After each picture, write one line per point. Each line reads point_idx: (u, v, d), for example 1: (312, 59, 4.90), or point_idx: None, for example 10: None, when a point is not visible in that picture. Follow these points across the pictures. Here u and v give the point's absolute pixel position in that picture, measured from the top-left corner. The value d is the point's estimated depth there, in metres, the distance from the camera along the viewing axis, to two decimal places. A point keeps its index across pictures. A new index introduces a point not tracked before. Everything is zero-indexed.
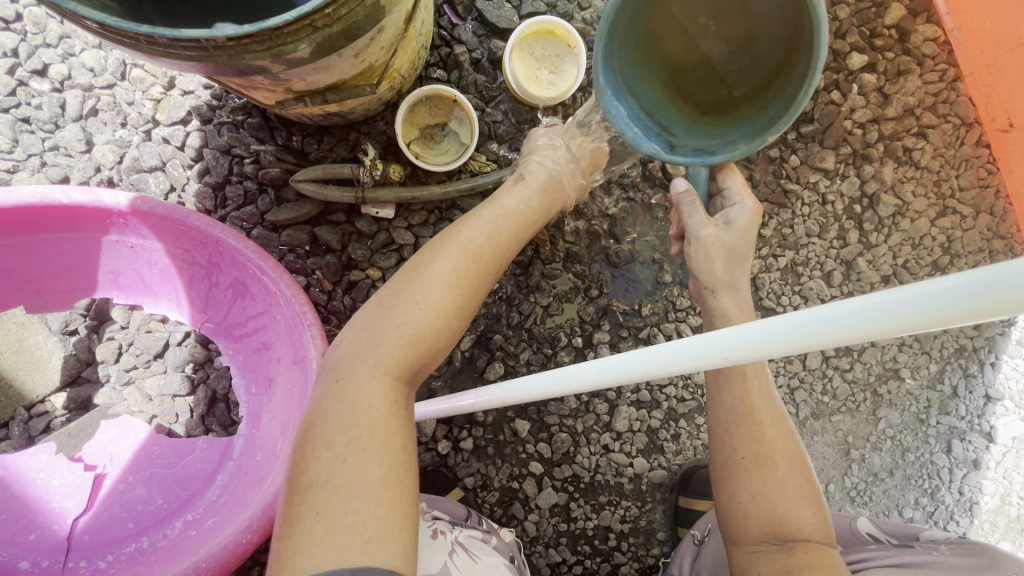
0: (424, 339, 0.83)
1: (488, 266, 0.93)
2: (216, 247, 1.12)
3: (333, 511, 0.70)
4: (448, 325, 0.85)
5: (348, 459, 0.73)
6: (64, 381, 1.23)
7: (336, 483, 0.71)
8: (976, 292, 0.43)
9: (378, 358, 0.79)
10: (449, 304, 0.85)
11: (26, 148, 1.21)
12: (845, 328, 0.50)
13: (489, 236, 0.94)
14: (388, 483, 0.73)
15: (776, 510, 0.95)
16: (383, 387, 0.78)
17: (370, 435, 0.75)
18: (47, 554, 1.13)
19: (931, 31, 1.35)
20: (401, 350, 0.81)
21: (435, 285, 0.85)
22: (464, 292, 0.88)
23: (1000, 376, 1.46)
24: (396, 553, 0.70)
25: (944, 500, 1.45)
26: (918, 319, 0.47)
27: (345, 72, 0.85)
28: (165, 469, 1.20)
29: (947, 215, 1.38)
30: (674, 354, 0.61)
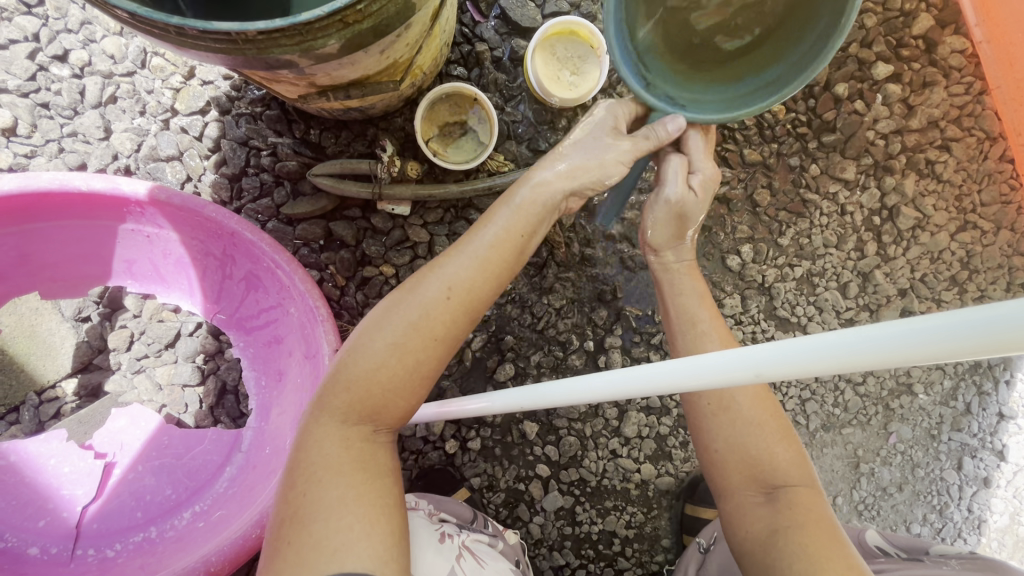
0: (369, 389, 0.80)
1: (441, 300, 0.82)
2: (231, 239, 1.11)
3: (301, 532, 0.74)
4: (392, 369, 0.80)
5: (310, 489, 0.76)
6: (75, 367, 1.23)
7: (303, 511, 0.76)
8: (978, 332, 0.43)
9: (323, 408, 0.81)
10: (385, 346, 0.80)
11: (44, 133, 1.21)
12: (842, 355, 0.50)
13: (449, 266, 0.85)
14: (346, 501, 0.76)
15: (753, 458, 0.90)
16: (332, 429, 0.79)
17: (324, 468, 0.77)
18: (56, 541, 1.13)
19: (959, 42, 1.33)
20: (357, 395, 0.79)
21: (377, 334, 0.81)
22: (409, 333, 0.81)
23: (1015, 395, 1.44)
24: (366, 559, 0.73)
25: (953, 517, 1.43)
26: (916, 353, 0.47)
27: (370, 67, 0.84)
28: (174, 460, 1.20)
29: (967, 229, 1.36)
30: (684, 371, 0.61)
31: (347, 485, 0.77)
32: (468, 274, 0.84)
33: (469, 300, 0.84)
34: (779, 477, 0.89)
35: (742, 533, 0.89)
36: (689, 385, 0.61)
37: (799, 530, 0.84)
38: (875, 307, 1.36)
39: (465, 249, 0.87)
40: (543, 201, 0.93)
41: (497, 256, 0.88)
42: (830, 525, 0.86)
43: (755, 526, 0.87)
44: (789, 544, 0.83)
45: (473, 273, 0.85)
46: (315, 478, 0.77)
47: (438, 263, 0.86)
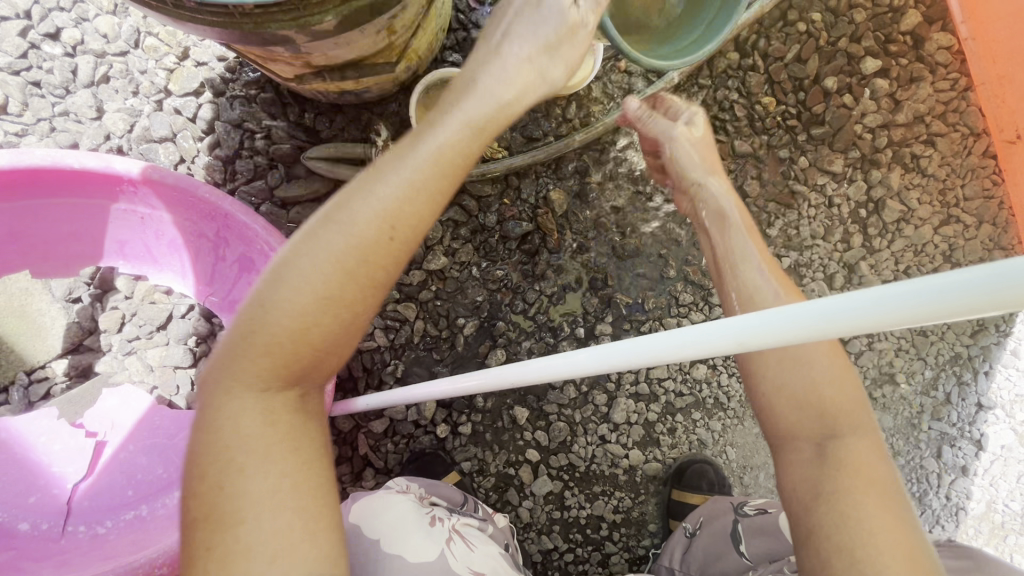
0: (250, 374, 0.69)
1: (377, 235, 0.69)
2: (224, 221, 1.12)
3: (259, 517, 0.66)
4: (310, 327, 0.68)
5: (269, 461, 0.68)
6: (66, 348, 1.23)
7: (216, 521, 0.66)
8: (978, 290, 0.40)
9: (234, 378, 0.69)
10: (300, 301, 0.68)
11: (35, 112, 1.20)
12: (825, 323, 0.48)
13: (375, 194, 0.70)
14: (282, 490, 0.67)
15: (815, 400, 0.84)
16: (246, 402, 0.69)
17: (249, 455, 0.68)
18: (47, 518, 1.12)
19: (946, 39, 1.36)
20: (269, 359, 0.69)
21: (262, 323, 0.68)
22: (314, 307, 0.68)
23: (993, 385, 1.48)
24: (314, 560, 0.67)
25: (931, 504, 1.47)
26: (906, 318, 0.44)
27: (365, 48, 0.85)
28: (165, 440, 1.19)
29: (950, 223, 1.39)
30: (676, 341, 0.58)
31: (264, 474, 0.67)
32: (406, 198, 0.70)
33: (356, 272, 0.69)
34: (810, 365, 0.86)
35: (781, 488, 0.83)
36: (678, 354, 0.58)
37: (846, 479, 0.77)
38: None
39: (364, 198, 0.69)
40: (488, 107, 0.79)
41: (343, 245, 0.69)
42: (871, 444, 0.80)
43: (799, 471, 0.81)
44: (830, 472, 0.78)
45: (432, 175, 0.72)
46: (232, 465, 0.67)
47: (293, 263, 0.69)
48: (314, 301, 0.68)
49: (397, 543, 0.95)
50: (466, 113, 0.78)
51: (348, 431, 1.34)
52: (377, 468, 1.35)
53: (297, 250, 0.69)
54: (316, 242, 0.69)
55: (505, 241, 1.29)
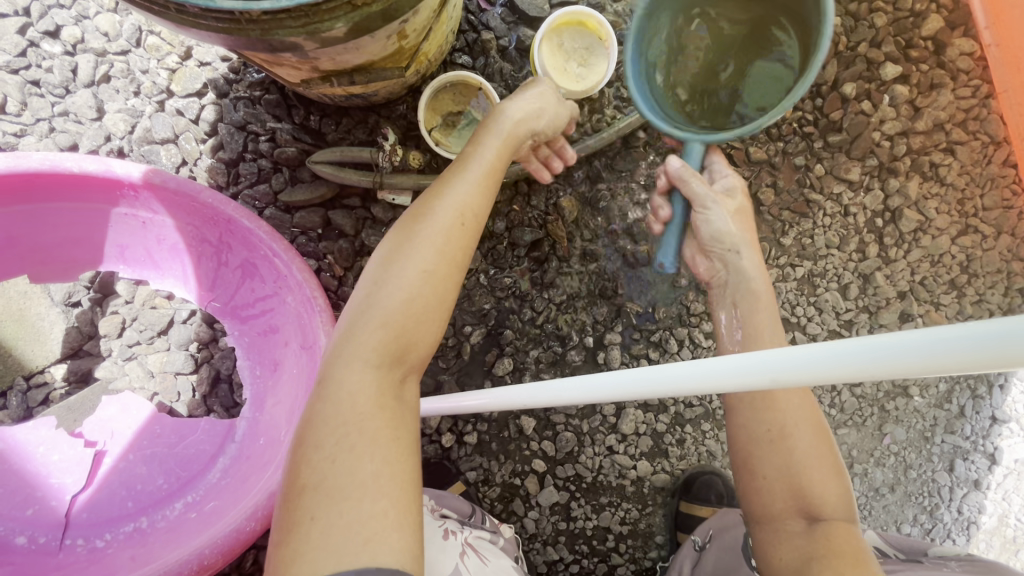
0: (366, 350, 0.77)
1: (455, 224, 0.85)
2: (227, 226, 1.09)
3: (351, 503, 0.68)
4: (420, 314, 0.80)
5: (357, 454, 0.71)
6: (65, 354, 1.20)
7: (312, 499, 0.69)
8: (995, 344, 0.45)
9: (355, 352, 0.77)
10: (416, 277, 0.80)
11: (34, 112, 1.17)
12: (849, 364, 0.53)
13: (451, 196, 0.87)
14: (380, 478, 0.71)
15: (800, 484, 0.92)
16: (365, 378, 0.76)
17: (359, 432, 0.72)
18: (45, 530, 1.10)
19: (968, 45, 1.32)
20: (382, 335, 0.77)
21: (379, 301, 0.79)
22: (419, 288, 0.80)
23: (1008, 399, 1.45)
24: (399, 550, 0.68)
25: (943, 518, 1.45)
26: (924, 362, 0.49)
27: (375, 53, 0.82)
28: (166, 449, 1.17)
29: (969, 234, 1.36)
30: (698, 373, 0.63)
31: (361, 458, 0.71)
32: (472, 194, 0.88)
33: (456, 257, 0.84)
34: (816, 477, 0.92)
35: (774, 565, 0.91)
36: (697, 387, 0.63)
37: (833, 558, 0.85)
38: (874, 309, 1.36)
39: (445, 200, 0.87)
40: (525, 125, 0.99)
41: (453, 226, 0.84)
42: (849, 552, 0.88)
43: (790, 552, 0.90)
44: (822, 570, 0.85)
45: (485, 180, 0.92)
46: (335, 444, 0.72)
47: (399, 252, 0.82)
48: (426, 284, 0.80)
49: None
50: (506, 129, 0.97)
51: None
52: None
53: (400, 245, 0.83)
54: (415, 234, 0.83)
55: (513, 249, 1.28)
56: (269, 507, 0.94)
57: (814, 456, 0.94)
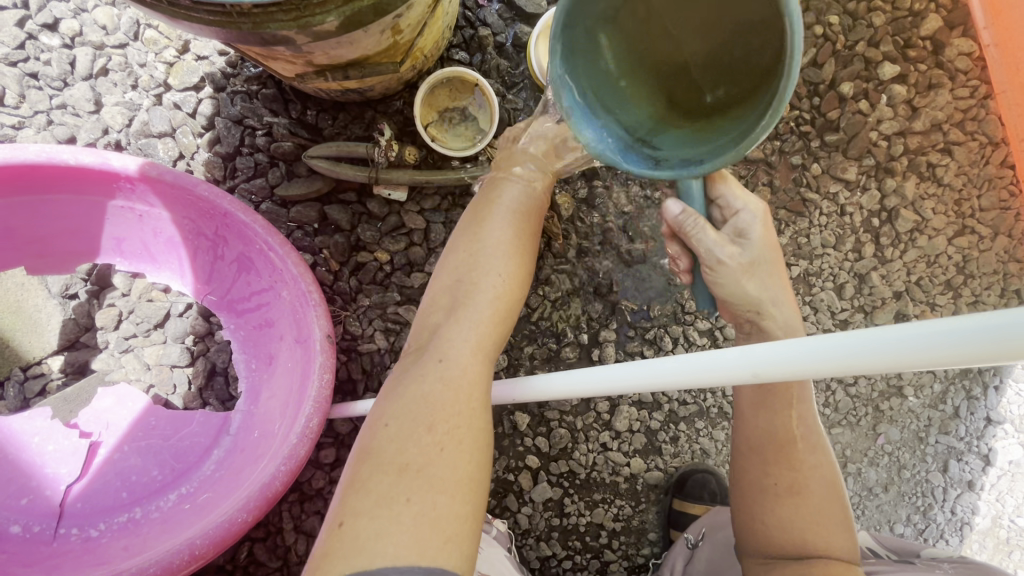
0: (472, 343, 0.83)
1: (530, 253, 0.96)
2: (224, 219, 1.09)
3: (433, 499, 0.70)
4: (509, 318, 0.89)
5: (446, 448, 0.74)
6: (62, 345, 1.21)
7: (404, 481, 0.70)
8: (984, 336, 0.46)
9: (473, 348, 0.83)
10: (508, 282, 0.90)
11: (32, 104, 1.18)
12: (841, 356, 0.54)
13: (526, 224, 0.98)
14: (471, 478, 0.74)
15: (802, 534, 0.93)
16: (474, 371, 0.82)
17: (464, 429, 0.76)
18: (39, 519, 1.11)
19: (967, 45, 1.32)
20: (485, 333, 0.85)
21: (485, 301, 0.87)
22: (510, 294, 0.90)
23: (1003, 400, 1.45)
24: (468, 557, 0.70)
25: (936, 519, 1.45)
26: (916, 354, 0.50)
27: (369, 47, 0.82)
28: (160, 441, 1.18)
29: (965, 234, 1.36)
30: (688, 365, 0.64)
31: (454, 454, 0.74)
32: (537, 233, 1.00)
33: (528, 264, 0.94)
34: (814, 532, 0.93)
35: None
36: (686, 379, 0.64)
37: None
38: (870, 309, 1.36)
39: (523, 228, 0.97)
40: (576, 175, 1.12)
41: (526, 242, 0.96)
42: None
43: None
44: None
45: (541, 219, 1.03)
46: (435, 433, 0.74)
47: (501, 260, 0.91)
48: (513, 292, 0.90)
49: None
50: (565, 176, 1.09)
51: (346, 434, 1.32)
52: None
53: (500, 253, 0.92)
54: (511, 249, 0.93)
55: None
56: (262, 499, 0.95)
57: (826, 508, 0.94)
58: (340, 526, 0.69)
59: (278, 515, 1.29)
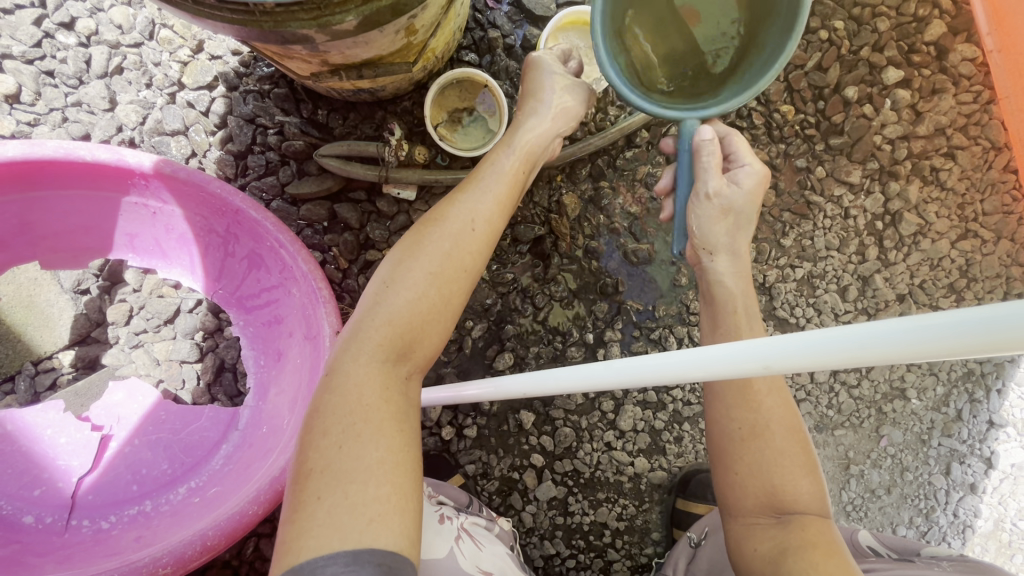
0: (372, 344, 0.81)
1: (466, 231, 0.91)
2: (235, 216, 1.11)
3: (339, 495, 0.71)
4: (432, 306, 0.85)
5: (344, 445, 0.74)
6: (73, 340, 1.22)
7: (310, 486, 0.73)
8: (984, 330, 0.47)
9: (363, 346, 0.81)
10: (423, 275, 0.86)
11: (48, 102, 1.20)
12: (846, 350, 0.55)
13: (469, 203, 0.94)
14: (384, 465, 0.74)
15: (772, 484, 0.93)
16: (368, 371, 0.79)
17: (364, 422, 0.76)
18: (50, 511, 1.12)
19: (970, 51, 1.33)
20: (387, 332, 0.82)
21: (388, 299, 0.83)
22: (425, 283, 0.85)
23: (1006, 403, 1.46)
24: (400, 534, 0.72)
25: (938, 521, 1.45)
26: (919, 349, 0.51)
27: (383, 47, 0.84)
28: (170, 435, 1.19)
29: (968, 238, 1.37)
30: (704, 358, 0.64)
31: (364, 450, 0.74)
32: (491, 208, 0.95)
33: (462, 254, 0.89)
34: (792, 501, 0.92)
35: (750, 555, 0.91)
36: (700, 374, 0.64)
37: (809, 550, 0.86)
38: (873, 311, 1.37)
39: (458, 206, 0.93)
40: (543, 138, 1.05)
41: (455, 228, 0.90)
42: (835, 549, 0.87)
43: (767, 543, 0.90)
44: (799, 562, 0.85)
45: (501, 193, 0.98)
46: (326, 439, 0.75)
47: (412, 252, 0.87)
48: (423, 281, 0.85)
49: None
50: (521, 143, 1.03)
51: None
52: None
53: (411, 250, 0.88)
54: (428, 240, 0.89)
55: (515, 244, 1.29)
56: (272, 492, 0.96)
57: (787, 453, 0.94)
58: (279, 528, 0.73)
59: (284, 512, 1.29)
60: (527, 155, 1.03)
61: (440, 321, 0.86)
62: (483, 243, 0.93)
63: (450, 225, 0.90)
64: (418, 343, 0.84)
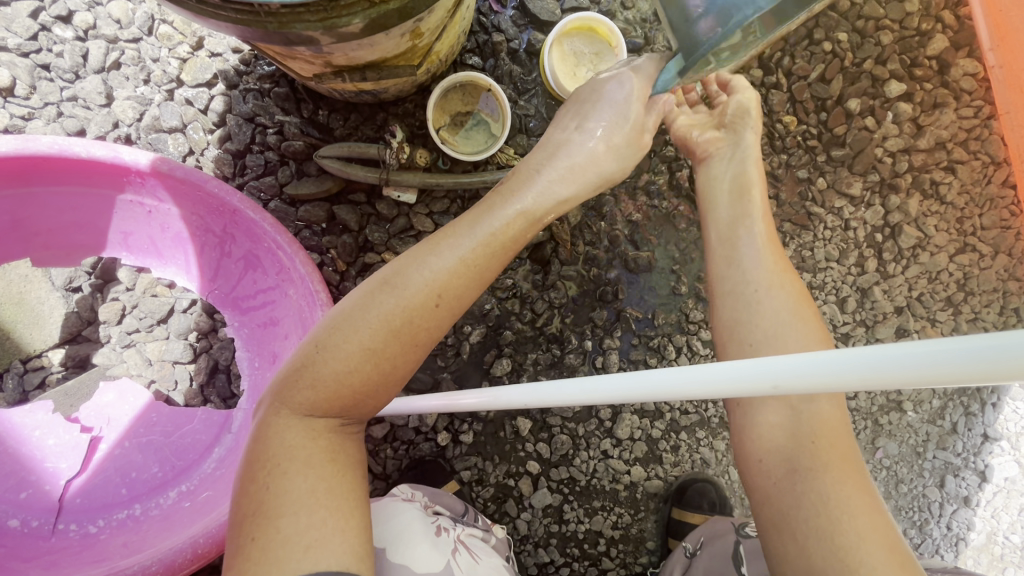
0: (302, 404, 0.76)
1: (425, 299, 0.79)
2: (233, 217, 1.09)
3: (271, 530, 0.69)
4: (376, 375, 0.77)
5: (271, 488, 0.72)
6: (63, 338, 1.20)
7: (244, 523, 0.71)
8: (977, 359, 0.44)
9: (288, 403, 0.76)
10: (362, 346, 0.76)
11: (43, 96, 1.17)
12: (842, 375, 0.52)
13: (433, 269, 0.80)
14: (317, 495, 0.72)
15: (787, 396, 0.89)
16: (296, 425, 0.75)
17: (290, 461, 0.73)
18: (37, 515, 1.10)
19: (972, 66, 1.34)
20: (319, 396, 0.76)
21: (322, 358, 0.76)
22: (367, 355, 0.76)
23: (1000, 417, 1.47)
24: (344, 554, 0.71)
25: (932, 533, 1.45)
26: (913, 375, 0.47)
27: (388, 50, 0.83)
28: (162, 437, 1.17)
29: (966, 252, 1.37)
30: (705, 375, 0.61)
31: (298, 483, 0.72)
32: (458, 280, 0.81)
33: (420, 322, 0.78)
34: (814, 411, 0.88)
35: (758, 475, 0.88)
36: (704, 390, 0.61)
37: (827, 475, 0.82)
38: (871, 323, 1.38)
39: (423, 269, 0.80)
40: (544, 203, 0.93)
41: (413, 293, 0.79)
42: (854, 467, 0.84)
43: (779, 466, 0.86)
44: (813, 490, 0.82)
45: (476, 257, 0.84)
46: (257, 478, 0.73)
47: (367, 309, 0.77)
48: (369, 350, 0.76)
49: (401, 552, 0.95)
50: (522, 204, 0.91)
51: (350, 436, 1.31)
52: (375, 474, 1.34)
53: (359, 309, 0.78)
54: (378, 302, 0.78)
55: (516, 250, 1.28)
56: None
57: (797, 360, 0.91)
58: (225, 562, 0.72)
59: None
60: (522, 217, 0.90)
61: (389, 382, 0.79)
62: (451, 308, 0.81)
63: (409, 288, 0.79)
64: (355, 403, 0.78)
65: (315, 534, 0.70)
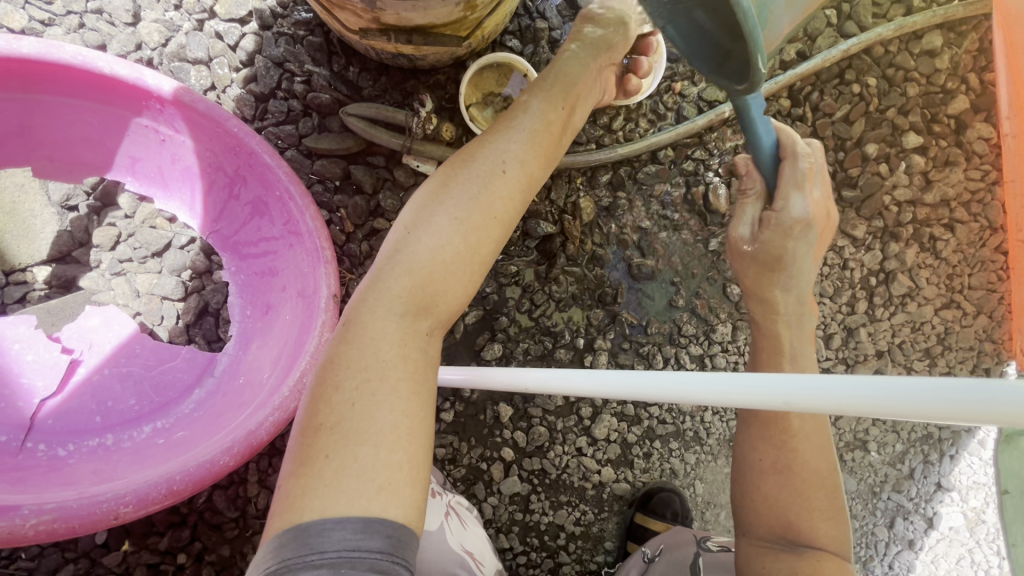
0: (394, 295, 0.76)
1: (497, 172, 0.88)
2: (248, 159, 1.06)
3: (346, 457, 0.67)
4: (461, 256, 0.81)
5: (357, 404, 0.70)
6: (52, 256, 1.17)
7: (310, 446, 0.68)
8: (982, 397, 0.47)
9: (382, 295, 0.76)
10: (449, 223, 0.81)
11: (66, 3, 1.13)
12: (853, 399, 0.53)
13: (494, 157, 0.90)
14: (398, 430, 0.69)
15: (789, 518, 0.95)
16: (389, 323, 0.75)
17: (379, 379, 0.72)
18: (7, 430, 1.06)
19: (987, 130, 1.38)
20: (409, 284, 0.77)
21: (408, 246, 0.79)
22: (454, 232, 0.81)
23: (955, 469, 1.53)
24: (409, 505, 0.67)
25: (874, 570, 1.52)
26: (924, 405, 0.50)
27: (439, 16, 0.82)
28: (142, 370, 1.15)
29: (951, 308, 1.42)
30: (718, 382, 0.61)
31: (378, 411, 0.70)
32: (516, 164, 0.90)
33: (495, 197, 0.86)
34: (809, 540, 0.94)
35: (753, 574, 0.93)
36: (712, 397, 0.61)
37: None
38: (852, 362, 1.42)
39: (484, 156, 0.89)
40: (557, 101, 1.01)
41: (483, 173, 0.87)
42: None
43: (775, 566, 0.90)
44: None
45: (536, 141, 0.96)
46: (336, 398, 0.71)
47: (437, 197, 0.84)
48: (447, 228, 0.81)
49: None
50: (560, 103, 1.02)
51: None
52: None
53: (435, 197, 0.84)
54: (455, 185, 0.85)
55: (524, 238, 1.29)
56: (246, 445, 0.93)
57: (807, 489, 0.96)
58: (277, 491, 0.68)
59: (244, 467, 1.25)
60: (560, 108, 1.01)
61: (467, 272, 0.82)
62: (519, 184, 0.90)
63: (478, 171, 0.87)
64: (438, 293, 0.79)
65: (379, 477, 0.66)
